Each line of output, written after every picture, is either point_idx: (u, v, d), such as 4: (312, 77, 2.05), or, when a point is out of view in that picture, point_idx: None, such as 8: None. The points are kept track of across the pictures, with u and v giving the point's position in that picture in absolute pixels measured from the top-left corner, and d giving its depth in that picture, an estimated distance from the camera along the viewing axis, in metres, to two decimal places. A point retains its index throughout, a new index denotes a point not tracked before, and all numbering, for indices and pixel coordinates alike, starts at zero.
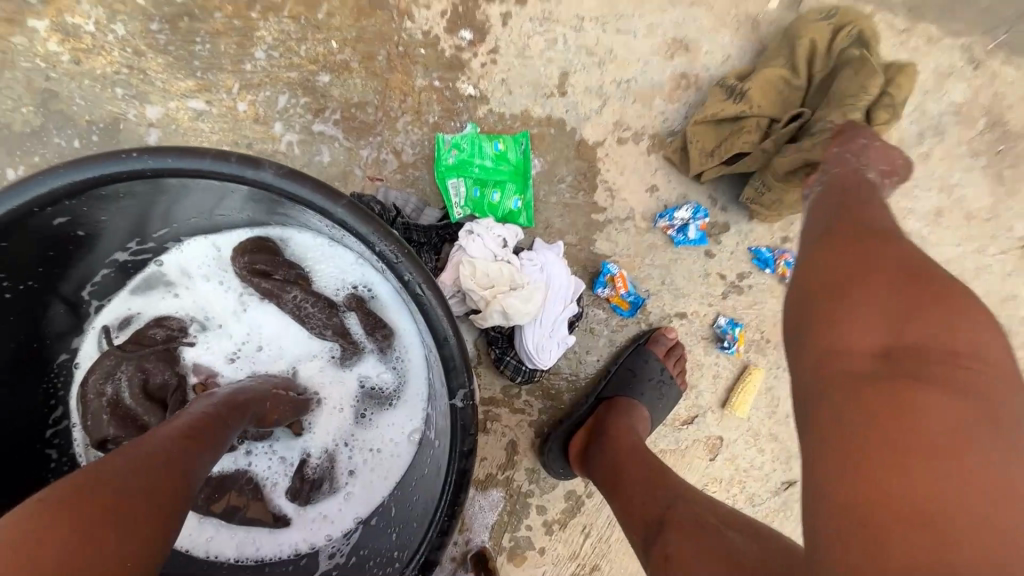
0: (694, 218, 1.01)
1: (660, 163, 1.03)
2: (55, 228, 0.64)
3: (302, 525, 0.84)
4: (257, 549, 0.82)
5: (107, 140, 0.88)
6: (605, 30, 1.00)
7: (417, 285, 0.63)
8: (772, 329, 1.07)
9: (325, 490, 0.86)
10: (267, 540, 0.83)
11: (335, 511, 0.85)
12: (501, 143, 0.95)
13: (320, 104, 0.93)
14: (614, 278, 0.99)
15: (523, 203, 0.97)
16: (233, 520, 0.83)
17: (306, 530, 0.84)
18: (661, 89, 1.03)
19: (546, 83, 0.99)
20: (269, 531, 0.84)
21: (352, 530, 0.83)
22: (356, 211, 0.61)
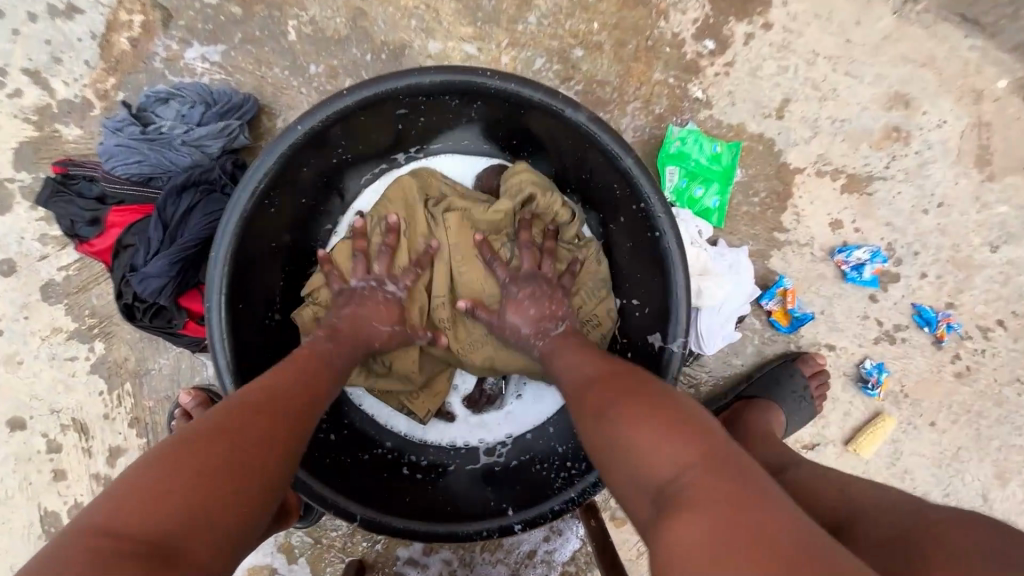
0: (870, 261, 1.07)
1: (851, 202, 1.09)
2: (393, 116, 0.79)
3: (461, 422, 0.93)
4: (420, 434, 0.91)
5: (391, 61, 1.03)
6: (835, 70, 1.07)
7: (669, 240, 0.73)
8: (913, 385, 1.10)
9: (494, 404, 0.93)
10: (433, 436, 0.92)
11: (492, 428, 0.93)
12: (719, 146, 1.04)
13: (568, 74, 1.05)
14: (784, 293, 1.06)
15: (720, 204, 1.04)
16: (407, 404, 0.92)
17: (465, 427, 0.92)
18: (871, 135, 1.08)
19: (767, 103, 1.07)
20: (433, 421, 0.92)
21: (506, 440, 0.91)
22: (641, 165, 0.72)
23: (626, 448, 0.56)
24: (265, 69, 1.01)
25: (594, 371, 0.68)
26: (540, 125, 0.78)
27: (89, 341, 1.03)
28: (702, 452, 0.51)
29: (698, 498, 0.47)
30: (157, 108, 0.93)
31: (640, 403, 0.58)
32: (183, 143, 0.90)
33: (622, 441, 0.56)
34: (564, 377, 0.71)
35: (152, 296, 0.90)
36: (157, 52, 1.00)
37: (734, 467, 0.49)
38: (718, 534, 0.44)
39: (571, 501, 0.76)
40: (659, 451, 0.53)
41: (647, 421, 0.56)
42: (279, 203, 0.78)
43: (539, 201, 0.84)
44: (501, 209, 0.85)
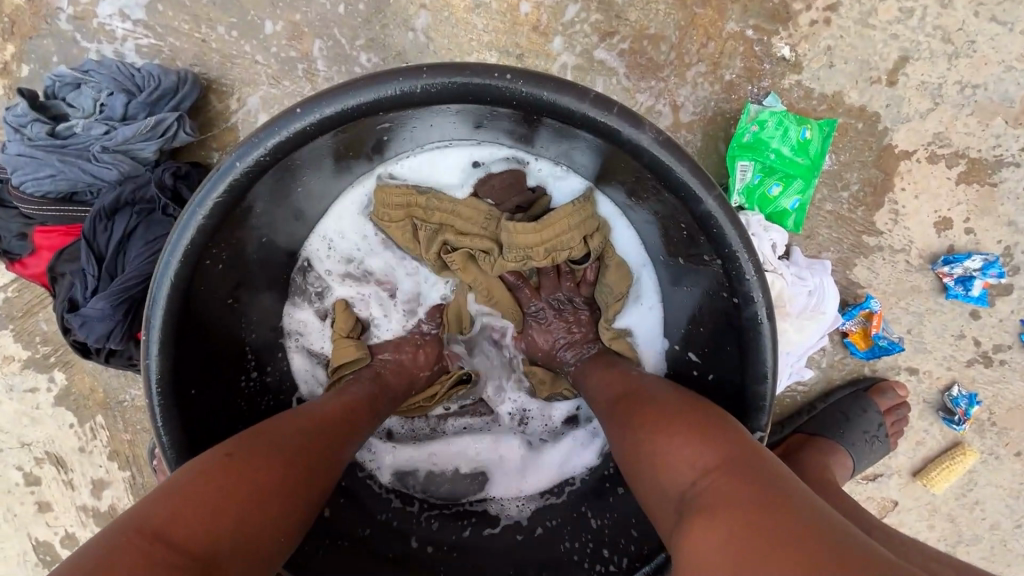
0: (982, 273, 0.86)
1: (967, 197, 0.85)
2: (378, 129, 0.58)
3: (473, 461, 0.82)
4: (427, 479, 0.80)
5: (373, 13, 0.76)
6: (976, 14, 0.78)
7: (758, 311, 0.54)
8: (1004, 413, 0.94)
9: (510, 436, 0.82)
10: (452, 486, 0.80)
11: (520, 481, 0.80)
12: (809, 130, 0.78)
13: (610, 27, 0.78)
14: (870, 315, 0.87)
15: (800, 204, 0.81)
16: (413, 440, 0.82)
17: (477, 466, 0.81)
18: (1010, 106, 0.82)
19: (877, 64, 0.80)
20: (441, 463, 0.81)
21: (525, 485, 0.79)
22: (726, 210, 0.52)
23: (661, 460, 0.51)
24: (206, 28, 0.76)
25: (635, 379, 0.64)
26: (584, 141, 0.56)
27: (48, 370, 0.89)
28: (722, 456, 0.48)
29: (720, 503, 0.44)
30: (69, 96, 0.70)
31: (662, 411, 0.56)
32: (106, 149, 0.69)
33: (654, 449, 0.52)
34: (598, 397, 0.66)
35: (99, 342, 0.74)
36: (61, 8, 0.75)
37: (755, 470, 0.46)
38: (744, 540, 0.40)
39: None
40: (684, 459, 0.49)
41: (674, 432, 0.52)
42: (231, 253, 0.59)
43: (533, 255, 0.68)
44: (486, 238, 0.70)
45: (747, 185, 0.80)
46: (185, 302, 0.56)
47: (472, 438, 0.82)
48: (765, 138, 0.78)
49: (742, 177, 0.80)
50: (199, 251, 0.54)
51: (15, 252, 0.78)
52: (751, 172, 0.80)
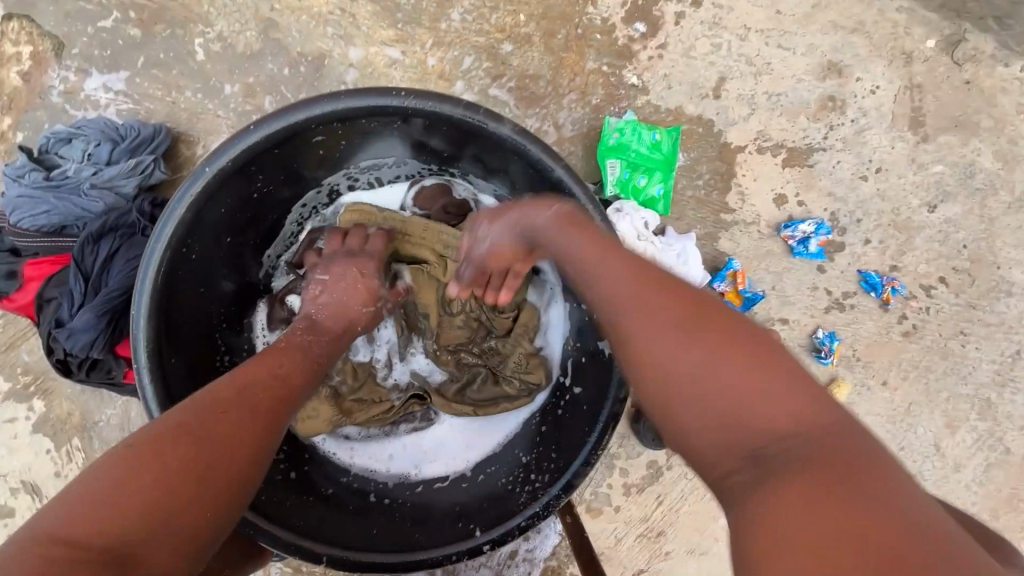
0: (816, 233, 1.09)
1: (793, 176, 1.09)
2: (313, 144, 0.76)
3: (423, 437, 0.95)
4: (386, 457, 0.93)
5: (311, 73, 0.97)
6: (767, 43, 1.06)
7: None
8: (864, 349, 1.14)
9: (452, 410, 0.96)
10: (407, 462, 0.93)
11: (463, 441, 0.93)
12: (658, 133, 1.02)
13: (499, 71, 1.01)
14: (735, 275, 1.08)
15: (664, 191, 1.03)
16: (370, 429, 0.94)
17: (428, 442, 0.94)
18: (807, 107, 1.08)
19: (703, 83, 1.05)
20: (397, 441, 0.94)
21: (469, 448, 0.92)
22: (573, 175, 0.71)
23: (727, 402, 0.46)
24: (176, 93, 0.95)
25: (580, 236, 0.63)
26: (470, 141, 0.76)
27: (28, 399, 0.98)
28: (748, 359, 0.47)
29: (780, 455, 0.43)
30: (60, 150, 0.86)
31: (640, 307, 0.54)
32: (93, 186, 0.85)
33: (725, 399, 0.46)
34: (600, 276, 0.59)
35: (82, 352, 0.85)
36: (53, 85, 0.93)
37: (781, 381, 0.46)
38: (817, 498, 0.39)
39: (535, 515, 0.76)
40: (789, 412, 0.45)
41: (686, 324, 0.51)
42: (200, 248, 0.74)
43: None
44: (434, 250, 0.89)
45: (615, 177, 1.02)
46: (167, 286, 0.70)
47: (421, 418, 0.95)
48: (625, 141, 1.01)
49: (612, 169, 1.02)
50: (178, 242, 0.69)
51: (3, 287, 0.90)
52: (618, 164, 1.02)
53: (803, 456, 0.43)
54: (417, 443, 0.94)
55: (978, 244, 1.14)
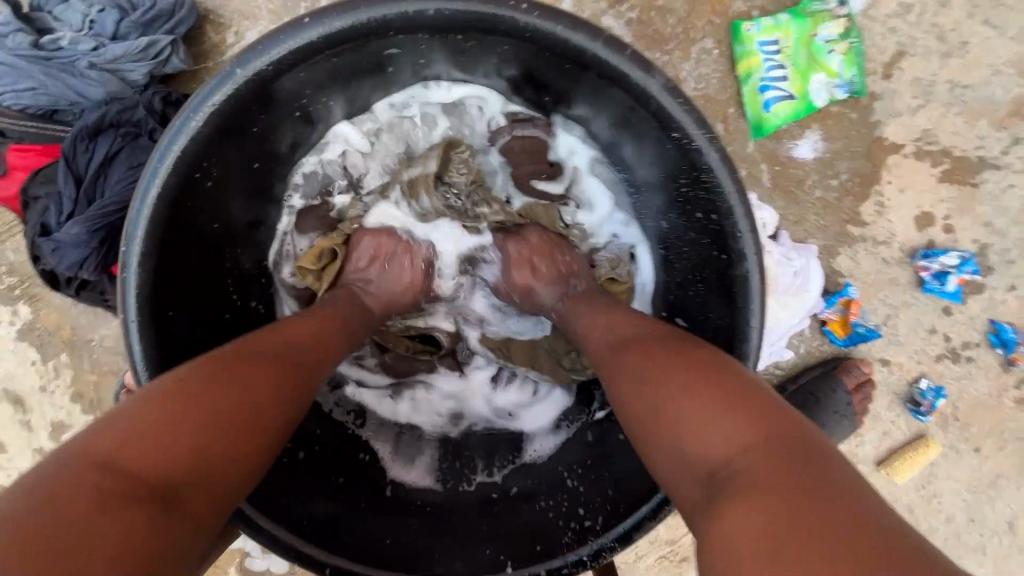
0: (958, 270, 0.89)
1: (948, 194, 0.88)
2: (384, 55, 0.58)
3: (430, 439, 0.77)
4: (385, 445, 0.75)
5: None
6: (971, 15, 0.81)
7: (749, 270, 0.54)
8: (967, 409, 0.98)
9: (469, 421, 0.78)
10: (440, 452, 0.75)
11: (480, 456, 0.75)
12: (808, 55, 0.80)
13: None
14: (849, 303, 0.89)
15: (852, 93, 0.82)
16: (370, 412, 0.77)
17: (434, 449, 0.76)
18: (995, 109, 0.85)
19: (875, 57, 0.82)
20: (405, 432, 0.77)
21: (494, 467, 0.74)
22: (726, 160, 0.52)
23: (672, 410, 0.46)
24: None
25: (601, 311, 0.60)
26: (593, 84, 0.57)
27: (12, 303, 0.86)
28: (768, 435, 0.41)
29: (757, 485, 0.38)
30: (56, 9, 0.68)
31: (655, 362, 0.50)
32: (93, 67, 0.67)
33: (668, 408, 0.46)
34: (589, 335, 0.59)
35: (70, 270, 0.70)
36: None
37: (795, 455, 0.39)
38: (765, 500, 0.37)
39: (580, 563, 0.62)
40: (710, 435, 0.42)
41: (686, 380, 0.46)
42: (220, 171, 0.58)
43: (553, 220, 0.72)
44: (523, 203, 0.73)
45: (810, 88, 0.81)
46: (171, 217, 0.54)
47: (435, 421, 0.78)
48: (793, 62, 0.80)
49: (841, 87, 0.81)
50: (190, 163, 0.53)
51: None
52: (840, 52, 0.80)
53: (757, 475, 0.39)
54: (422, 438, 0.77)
55: None
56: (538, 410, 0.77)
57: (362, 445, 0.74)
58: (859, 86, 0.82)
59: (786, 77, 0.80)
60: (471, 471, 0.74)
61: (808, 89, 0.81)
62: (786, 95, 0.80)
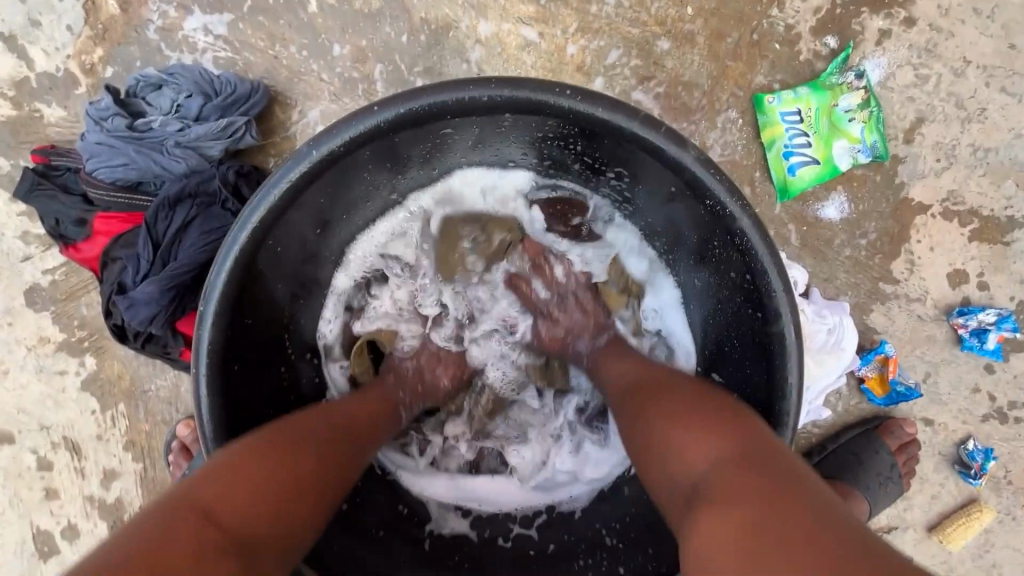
0: (998, 327, 0.88)
1: (979, 252, 0.89)
2: (439, 136, 0.64)
3: (473, 480, 0.78)
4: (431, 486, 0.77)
5: (432, 44, 0.83)
6: (988, 83, 0.85)
7: (784, 331, 0.56)
8: (1021, 472, 0.94)
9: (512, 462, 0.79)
10: (484, 505, 0.77)
11: (526, 497, 0.77)
12: (831, 123, 0.84)
13: (648, 72, 0.84)
14: (885, 360, 0.88)
15: (876, 157, 0.85)
16: (416, 455, 0.78)
17: (479, 489, 0.77)
18: (1020, 170, 0.87)
19: (895, 123, 0.85)
20: (448, 472, 0.78)
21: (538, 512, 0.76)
22: (758, 226, 0.55)
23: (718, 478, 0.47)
24: (279, 47, 0.83)
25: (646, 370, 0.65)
26: (630, 157, 0.61)
27: (79, 355, 0.92)
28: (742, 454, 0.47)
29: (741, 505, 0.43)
30: (148, 95, 0.77)
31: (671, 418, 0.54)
32: (177, 145, 0.75)
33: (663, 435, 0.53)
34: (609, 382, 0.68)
35: (141, 325, 0.76)
36: (152, 20, 0.83)
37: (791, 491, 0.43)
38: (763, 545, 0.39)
39: None
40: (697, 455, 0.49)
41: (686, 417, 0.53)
42: (286, 238, 0.63)
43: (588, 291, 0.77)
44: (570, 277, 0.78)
45: (834, 153, 0.85)
46: (243, 279, 0.59)
47: (477, 467, 0.79)
48: (816, 129, 0.84)
49: (864, 151, 0.85)
50: (262, 231, 0.58)
51: (70, 235, 0.81)
52: (860, 120, 0.84)
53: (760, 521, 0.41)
54: (471, 481, 0.78)
55: None
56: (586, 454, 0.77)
57: (403, 497, 0.76)
58: (882, 150, 0.85)
59: (809, 144, 0.84)
60: (508, 523, 0.76)
61: (830, 154, 0.85)
62: (809, 160, 0.84)
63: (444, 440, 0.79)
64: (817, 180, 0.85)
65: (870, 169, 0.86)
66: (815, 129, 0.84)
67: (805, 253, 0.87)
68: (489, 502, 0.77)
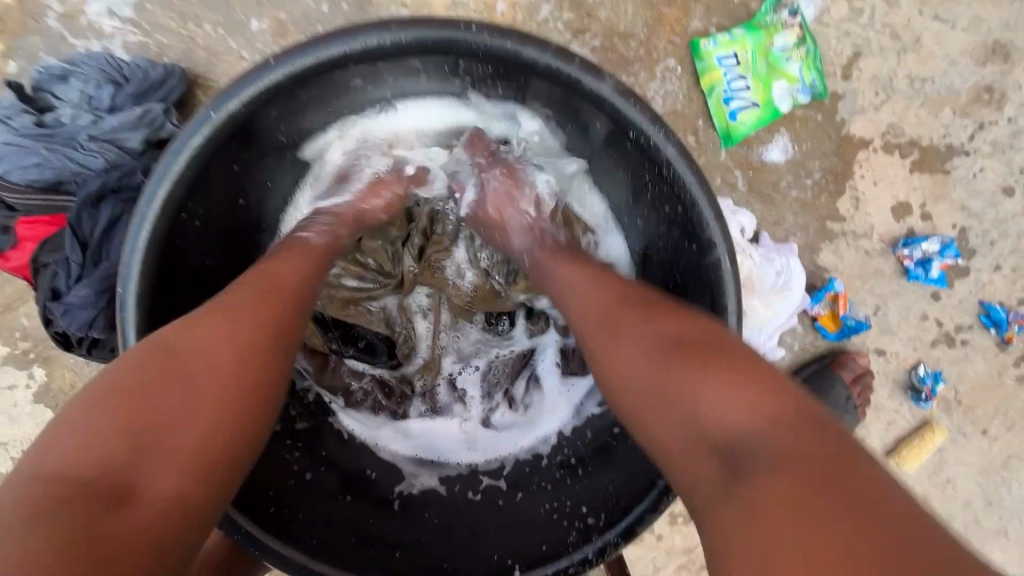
0: (940, 254, 0.90)
1: (921, 183, 0.90)
2: (354, 89, 0.62)
3: (436, 436, 0.80)
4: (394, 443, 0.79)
5: (356, 11, 0.79)
6: (921, 12, 0.85)
7: (719, 257, 0.57)
8: (969, 391, 0.98)
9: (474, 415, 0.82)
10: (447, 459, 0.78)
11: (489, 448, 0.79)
12: (769, 64, 0.83)
13: (582, 24, 0.82)
14: (835, 297, 0.90)
15: (815, 95, 0.85)
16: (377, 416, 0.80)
17: (442, 444, 0.79)
18: (956, 98, 0.87)
19: (833, 60, 0.85)
20: (410, 432, 0.80)
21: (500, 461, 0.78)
22: (683, 153, 0.55)
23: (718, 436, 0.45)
24: (193, 25, 0.78)
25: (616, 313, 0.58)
26: (549, 94, 0.60)
27: (27, 367, 0.89)
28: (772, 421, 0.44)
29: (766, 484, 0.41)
30: (55, 87, 0.73)
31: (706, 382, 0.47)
32: (94, 139, 0.72)
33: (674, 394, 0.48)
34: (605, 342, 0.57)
35: (81, 331, 0.74)
36: (50, 6, 0.77)
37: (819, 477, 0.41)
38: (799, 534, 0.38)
39: (585, 560, 0.64)
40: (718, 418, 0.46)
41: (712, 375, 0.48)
42: (206, 209, 0.61)
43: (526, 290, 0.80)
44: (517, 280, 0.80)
45: (774, 93, 0.84)
46: (165, 257, 0.57)
47: (439, 424, 0.81)
48: (754, 71, 0.83)
49: (803, 91, 0.84)
50: (176, 204, 0.56)
51: None
52: (797, 57, 0.84)
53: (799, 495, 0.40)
54: (434, 437, 0.80)
55: None
56: (543, 404, 0.80)
57: (370, 462, 0.76)
58: (821, 87, 0.85)
59: (748, 87, 0.84)
60: (477, 476, 0.77)
61: (770, 95, 0.84)
62: (749, 103, 0.84)
63: (404, 399, 0.81)
64: (758, 123, 0.85)
65: (811, 108, 0.86)
66: (752, 71, 0.84)
67: (753, 198, 0.88)
68: (452, 453, 0.79)
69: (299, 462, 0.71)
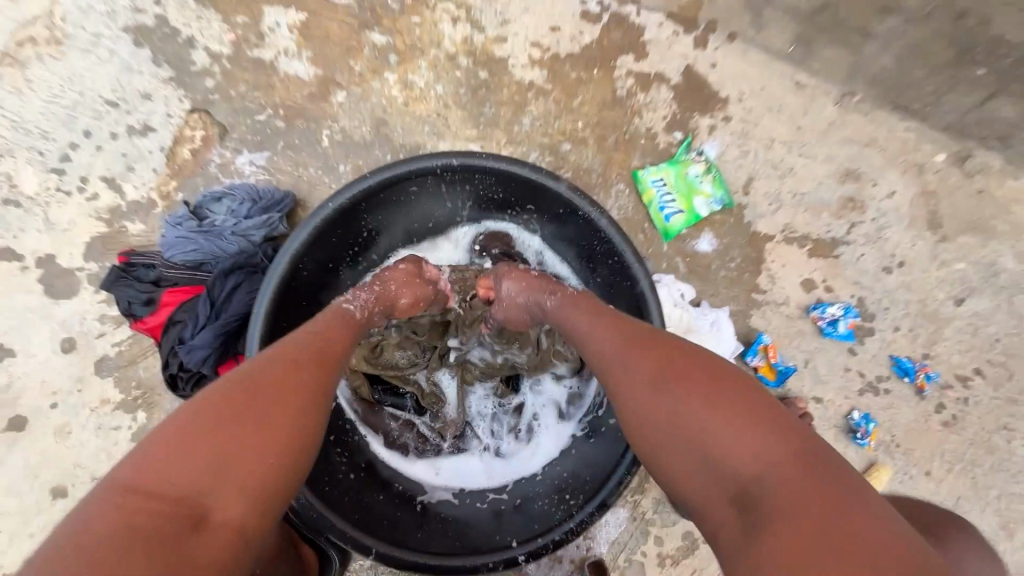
0: (844, 316, 1.17)
1: (819, 264, 1.21)
2: (411, 194, 0.98)
3: (453, 465, 1.03)
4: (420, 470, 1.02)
5: None
6: (791, 151, 1.24)
7: (645, 286, 0.86)
8: (903, 435, 1.15)
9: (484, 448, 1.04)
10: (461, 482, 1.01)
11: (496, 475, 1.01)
12: (689, 185, 1.21)
13: (558, 164, 1.22)
14: (766, 349, 1.15)
15: (725, 205, 1.21)
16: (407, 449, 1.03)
17: (458, 472, 1.02)
18: (830, 206, 1.22)
19: (734, 182, 1.22)
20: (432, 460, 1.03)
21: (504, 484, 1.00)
22: (616, 223, 0.88)
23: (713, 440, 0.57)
24: (302, 169, 1.20)
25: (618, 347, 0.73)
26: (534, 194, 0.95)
27: (133, 411, 1.14)
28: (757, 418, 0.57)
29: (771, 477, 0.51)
30: (211, 205, 1.11)
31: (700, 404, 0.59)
32: (232, 234, 1.08)
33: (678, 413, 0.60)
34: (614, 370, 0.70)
35: (196, 365, 1.01)
36: (213, 160, 1.20)
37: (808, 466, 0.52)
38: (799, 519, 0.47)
39: (574, 531, 0.81)
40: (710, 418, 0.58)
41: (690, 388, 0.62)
42: (310, 265, 0.92)
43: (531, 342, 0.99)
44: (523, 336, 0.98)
45: (696, 204, 1.20)
46: (280, 295, 0.88)
47: (455, 456, 1.04)
48: (679, 189, 1.20)
49: (716, 202, 1.20)
50: (297, 258, 0.88)
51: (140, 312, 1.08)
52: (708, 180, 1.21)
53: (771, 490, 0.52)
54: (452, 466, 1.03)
55: (1012, 338, 1.19)
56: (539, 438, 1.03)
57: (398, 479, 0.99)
58: (728, 199, 1.21)
59: (675, 200, 1.20)
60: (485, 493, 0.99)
61: (692, 204, 1.20)
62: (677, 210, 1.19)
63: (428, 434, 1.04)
64: (687, 223, 1.20)
65: (724, 214, 1.21)
66: (678, 190, 1.20)
67: (692, 276, 1.18)
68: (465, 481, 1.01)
69: (348, 468, 0.95)
